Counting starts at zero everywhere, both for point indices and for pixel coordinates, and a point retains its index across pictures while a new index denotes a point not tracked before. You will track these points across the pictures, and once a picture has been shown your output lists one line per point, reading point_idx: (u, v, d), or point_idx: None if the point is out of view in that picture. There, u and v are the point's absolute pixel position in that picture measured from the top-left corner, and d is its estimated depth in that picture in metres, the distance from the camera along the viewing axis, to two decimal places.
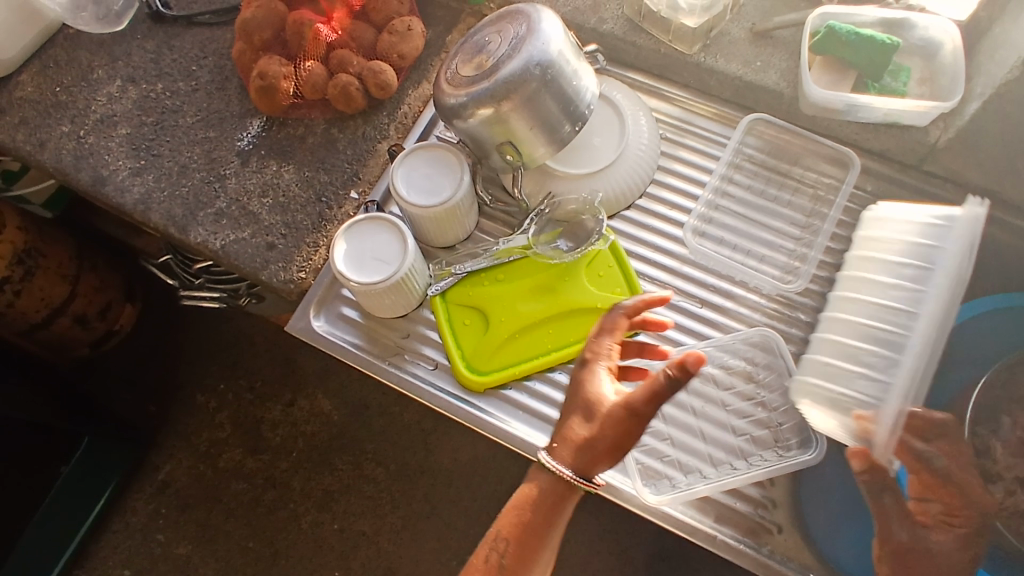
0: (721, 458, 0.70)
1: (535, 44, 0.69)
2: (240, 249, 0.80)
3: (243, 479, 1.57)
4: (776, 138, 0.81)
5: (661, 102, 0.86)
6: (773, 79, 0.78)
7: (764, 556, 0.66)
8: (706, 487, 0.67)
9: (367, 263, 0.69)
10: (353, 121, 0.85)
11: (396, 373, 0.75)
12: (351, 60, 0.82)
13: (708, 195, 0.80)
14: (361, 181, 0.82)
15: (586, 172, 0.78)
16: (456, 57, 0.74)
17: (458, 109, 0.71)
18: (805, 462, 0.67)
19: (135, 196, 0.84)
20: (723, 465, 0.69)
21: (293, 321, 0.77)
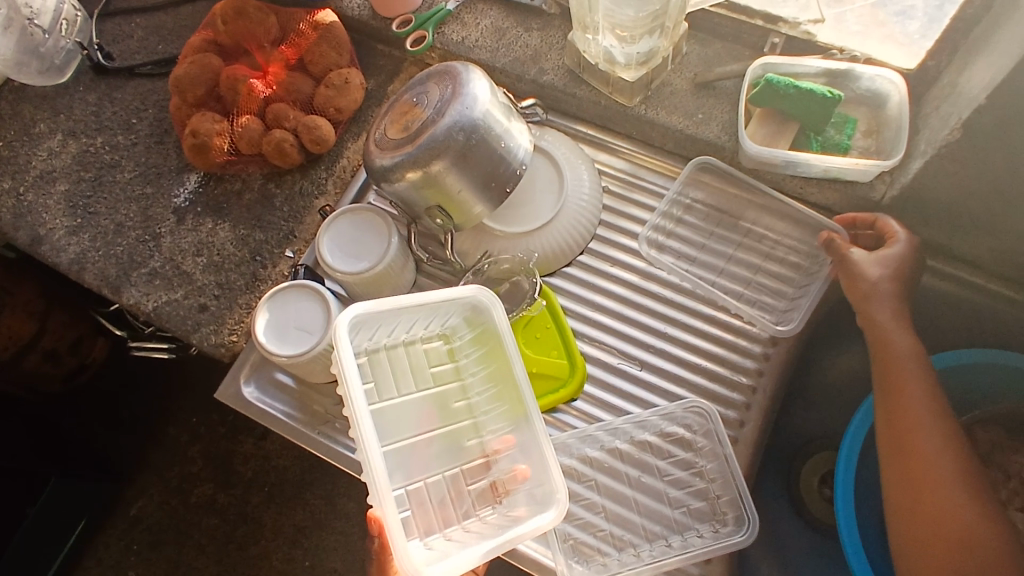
0: (657, 532, 0.70)
1: (460, 107, 0.67)
2: (172, 311, 0.78)
3: (215, 515, 1.57)
4: (724, 191, 0.79)
5: (605, 152, 0.84)
6: (714, 132, 0.76)
7: None
8: (644, 568, 0.68)
9: (290, 333, 0.67)
10: (291, 176, 0.83)
11: (328, 443, 0.74)
12: (287, 115, 0.80)
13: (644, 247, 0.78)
14: (297, 239, 0.81)
15: (524, 230, 0.76)
16: (386, 117, 0.72)
17: (383, 172, 0.69)
18: (739, 545, 0.68)
19: (71, 255, 0.82)
20: (659, 541, 0.70)
21: (223, 387, 0.76)
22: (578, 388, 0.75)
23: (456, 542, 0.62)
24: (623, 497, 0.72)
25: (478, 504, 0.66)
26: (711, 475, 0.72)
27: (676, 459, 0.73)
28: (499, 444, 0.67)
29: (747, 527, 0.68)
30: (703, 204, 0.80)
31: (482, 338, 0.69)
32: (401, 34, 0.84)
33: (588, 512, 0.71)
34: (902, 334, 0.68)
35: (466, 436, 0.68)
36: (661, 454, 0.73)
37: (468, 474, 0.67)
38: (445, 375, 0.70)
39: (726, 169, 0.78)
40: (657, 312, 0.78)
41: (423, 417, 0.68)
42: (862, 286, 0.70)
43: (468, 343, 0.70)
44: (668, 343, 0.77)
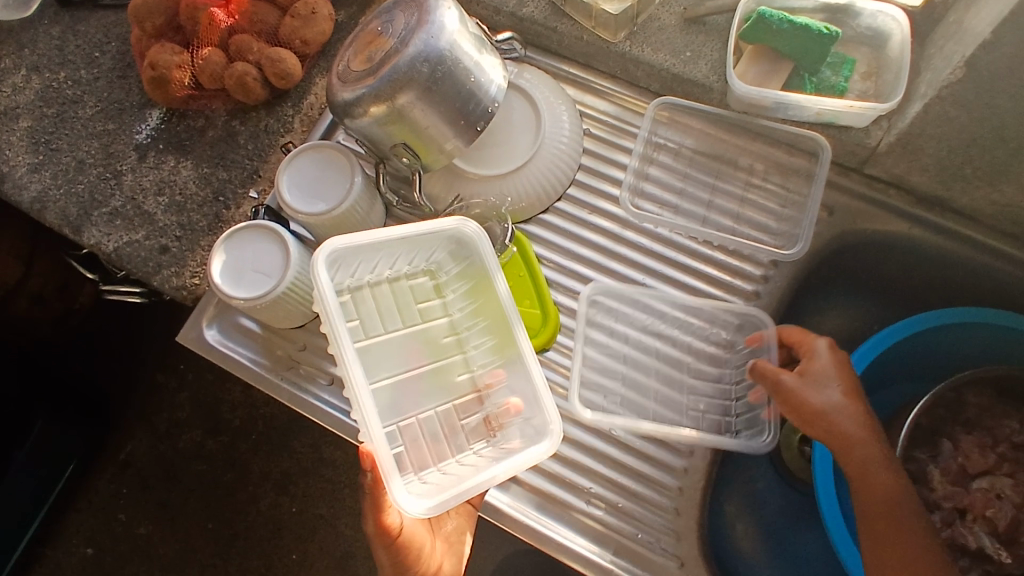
0: (629, 487, 0.68)
1: (425, 37, 0.62)
2: (133, 252, 0.75)
3: (204, 461, 1.58)
4: (711, 135, 0.75)
5: (588, 93, 0.79)
6: (702, 71, 0.71)
7: None
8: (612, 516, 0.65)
9: (246, 274, 0.64)
10: (256, 113, 0.79)
11: (291, 390, 0.71)
12: (250, 47, 0.76)
13: (627, 193, 0.74)
14: (262, 178, 0.77)
15: (499, 173, 0.72)
16: (350, 48, 0.68)
17: (345, 106, 0.65)
18: (769, 446, 0.68)
19: (31, 193, 0.79)
20: (629, 495, 0.68)
21: (184, 330, 0.73)
22: (551, 338, 0.72)
23: (452, 474, 0.60)
24: (595, 451, 0.69)
25: (473, 440, 0.64)
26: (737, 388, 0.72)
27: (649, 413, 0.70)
28: (489, 378, 0.65)
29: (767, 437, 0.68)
30: (689, 148, 0.76)
31: (467, 270, 0.66)
32: None
33: (556, 464, 0.69)
34: (838, 389, 0.62)
35: (456, 371, 0.66)
36: (636, 407, 0.70)
37: (460, 409, 0.65)
38: (433, 311, 0.67)
39: (714, 112, 0.73)
40: (642, 265, 0.75)
41: (412, 353, 0.65)
42: (809, 411, 0.61)
43: (455, 278, 0.67)
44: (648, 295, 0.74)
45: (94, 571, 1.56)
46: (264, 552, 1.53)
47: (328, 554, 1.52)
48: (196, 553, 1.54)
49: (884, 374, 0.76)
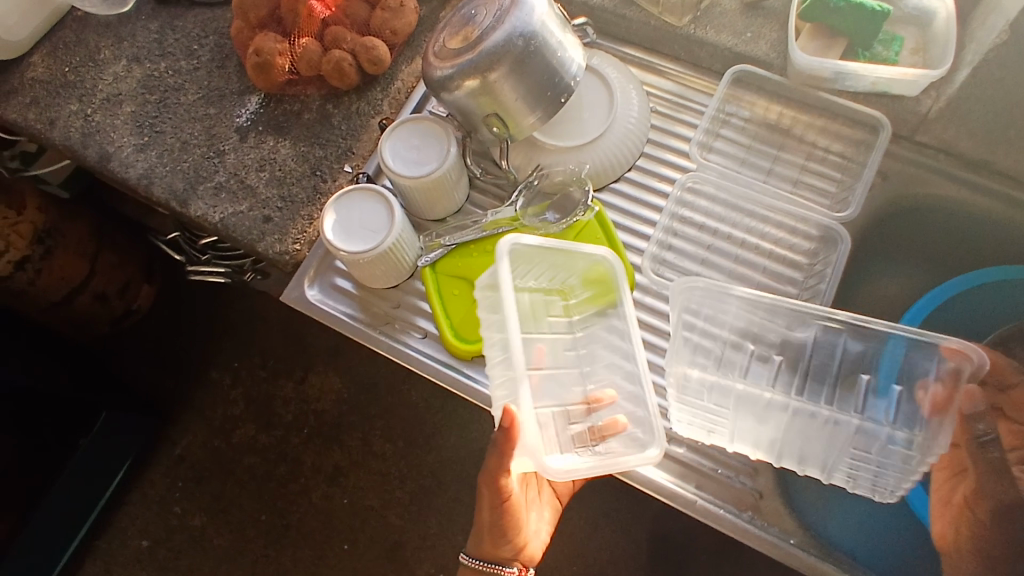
0: None
1: (519, 15, 0.69)
2: (238, 222, 0.82)
3: (257, 454, 1.64)
4: (770, 110, 0.81)
5: (653, 75, 0.85)
6: (763, 49, 0.78)
7: (743, 522, 0.69)
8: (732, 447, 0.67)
9: (354, 231, 0.71)
10: (348, 97, 0.86)
11: (387, 342, 0.78)
12: (344, 37, 0.84)
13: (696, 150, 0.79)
14: (355, 155, 0.84)
15: (576, 143, 0.78)
16: (444, 32, 0.75)
17: (444, 78, 0.72)
18: (805, 339, 0.71)
19: (138, 170, 0.86)
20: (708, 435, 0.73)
21: (287, 291, 0.81)
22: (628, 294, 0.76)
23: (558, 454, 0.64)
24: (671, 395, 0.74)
25: (576, 444, 0.67)
26: (803, 299, 0.75)
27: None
28: (601, 394, 0.69)
29: None
30: (751, 122, 0.81)
31: (597, 291, 0.72)
32: None
33: None
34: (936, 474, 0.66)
35: (571, 382, 0.70)
36: None
37: (570, 415, 0.68)
38: (560, 328, 0.72)
39: (776, 80, 0.79)
40: (706, 226, 0.78)
41: (541, 354, 0.69)
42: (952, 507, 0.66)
43: (582, 301, 0.73)
44: (718, 255, 0.78)
45: (149, 563, 1.60)
46: (316, 542, 1.58)
47: (378, 545, 1.56)
48: (250, 544, 1.59)
49: (938, 332, 0.81)
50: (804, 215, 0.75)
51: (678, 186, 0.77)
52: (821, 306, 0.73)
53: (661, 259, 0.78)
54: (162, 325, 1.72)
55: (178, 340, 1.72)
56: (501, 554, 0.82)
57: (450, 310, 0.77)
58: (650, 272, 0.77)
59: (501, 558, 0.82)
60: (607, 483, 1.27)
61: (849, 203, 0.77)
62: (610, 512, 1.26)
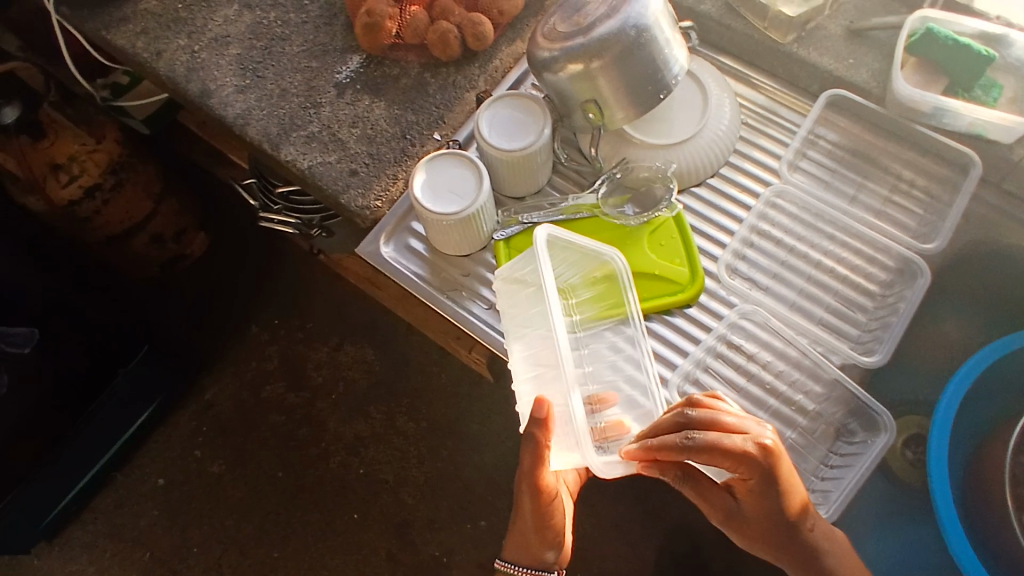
0: None
1: (634, 7, 0.70)
2: (325, 171, 0.85)
3: (283, 412, 1.67)
4: (858, 136, 0.81)
5: (748, 87, 0.86)
6: (863, 76, 0.80)
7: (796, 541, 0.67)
8: None
9: (440, 191, 0.73)
10: (446, 69, 0.89)
11: (453, 307, 0.80)
12: (453, 11, 0.86)
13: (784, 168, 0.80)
14: (446, 125, 0.86)
15: (665, 142, 0.79)
16: (554, 16, 0.76)
17: (551, 58, 0.73)
18: (874, 363, 0.71)
19: (236, 110, 0.89)
20: None
21: (363, 244, 0.82)
22: (696, 295, 0.76)
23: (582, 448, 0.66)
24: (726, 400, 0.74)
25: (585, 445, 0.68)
26: (871, 328, 0.75)
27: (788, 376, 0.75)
28: (603, 395, 0.71)
29: (881, 351, 0.73)
30: (839, 146, 0.82)
31: (597, 289, 0.75)
32: None
33: None
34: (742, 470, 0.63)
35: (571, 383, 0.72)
36: (770, 370, 0.75)
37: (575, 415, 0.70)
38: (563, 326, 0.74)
39: (873, 109, 0.80)
40: (783, 242, 0.79)
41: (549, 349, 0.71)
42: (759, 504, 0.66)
43: (584, 301, 0.75)
44: (791, 272, 0.78)
45: (162, 502, 1.63)
46: (326, 508, 1.59)
47: (388, 520, 1.57)
48: (263, 499, 1.61)
49: (994, 381, 0.81)
50: (884, 247, 0.76)
51: (763, 199, 0.79)
52: (891, 336, 0.73)
53: (734, 267, 0.78)
54: (210, 272, 1.78)
55: (223, 290, 1.76)
56: (542, 559, 0.80)
57: None
58: (727, 280, 0.77)
59: (545, 562, 0.81)
60: (625, 493, 1.27)
61: (932, 239, 0.77)
62: (623, 523, 1.26)
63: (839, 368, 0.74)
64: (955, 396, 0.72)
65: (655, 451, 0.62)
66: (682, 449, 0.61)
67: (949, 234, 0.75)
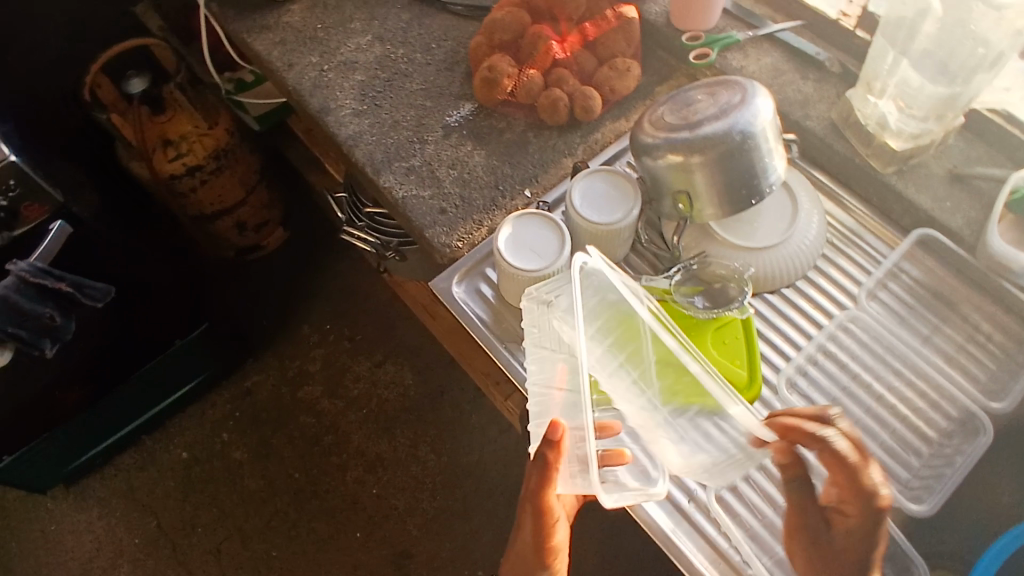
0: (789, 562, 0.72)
1: (744, 114, 0.73)
2: (417, 205, 0.89)
3: (314, 416, 1.71)
4: (941, 279, 0.81)
5: (838, 207, 0.87)
6: (957, 222, 0.80)
7: None
8: None
9: (521, 252, 0.76)
10: (549, 131, 0.93)
11: (507, 356, 0.82)
12: (567, 80, 0.91)
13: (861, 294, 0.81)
14: (538, 184, 0.90)
15: (748, 245, 0.81)
16: (664, 106, 0.79)
17: (654, 144, 0.76)
18: (919, 513, 0.70)
19: (349, 131, 0.95)
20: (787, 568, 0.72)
21: (437, 279, 0.86)
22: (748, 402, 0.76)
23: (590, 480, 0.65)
24: (760, 515, 0.75)
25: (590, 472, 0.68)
26: (923, 475, 0.74)
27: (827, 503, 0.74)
28: (610, 423, 0.72)
29: (928, 502, 0.71)
30: (920, 284, 0.82)
31: (622, 334, 0.70)
32: (689, 45, 0.93)
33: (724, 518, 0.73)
34: (851, 485, 0.64)
35: None
36: None
37: None
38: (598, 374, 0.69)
39: (961, 256, 0.80)
40: (847, 367, 0.78)
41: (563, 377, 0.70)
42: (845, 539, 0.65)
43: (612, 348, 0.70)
44: (851, 399, 0.77)
45: (181, 476, 1.67)
46: (333, 520, 1.61)
47: (389, 546, 1.57)
48: (275, 496, 1.64)
49: None
50: (947, 393, 0.75)
51: (836, 321, 0.80)
52: (940, 486, 0.72)
53: (793, 381, 0.78)
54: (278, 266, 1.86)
55: (287, 286, 1.84)
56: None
57: None
58: (784, 393, 0.77)
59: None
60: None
61: (1002, 399, 0.76)
62: None
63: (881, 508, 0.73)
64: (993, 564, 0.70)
65: (794, 431, 0.64)
66: (812, 436, 0.64)
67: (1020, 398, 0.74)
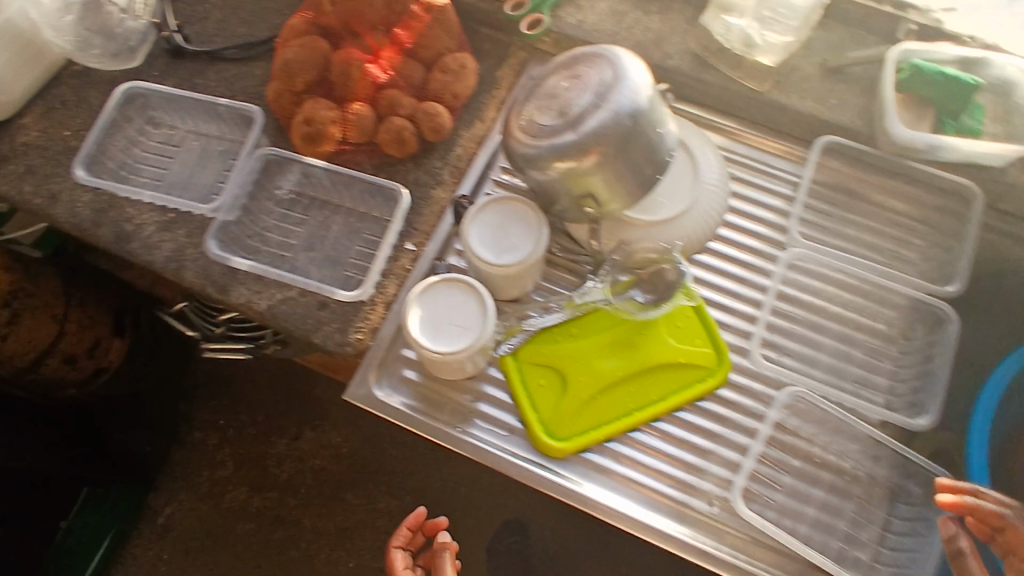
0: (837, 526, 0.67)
1: (624, 93, 0.64)
2: (290, 309, 0.72)
3: (251, 519, 1.33)
4: (840, 172, 0.79)
5: (722, 137, 0.82)
6: (848, 117, 0.76)
7: None
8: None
9: (442, 329, 0.64)
10: (402, 167, 0.78)
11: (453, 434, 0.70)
12: (402, 102, 0.76)
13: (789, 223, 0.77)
14: (416, 232, 0.75)
15: (665, 217, 0.74)
16: (528, 104, 0.69)
17: (537, 157, 0.65)
18: (928, 426, 0.68)
19: (166, 253, 0.75)
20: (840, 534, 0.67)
21: (352, 389, 0.72)
22: (723, 378, 0.71)
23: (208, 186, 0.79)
24: (793, 489, 0.68)
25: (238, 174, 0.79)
26: (903, 379, 0.72)
27: (850, 451, 0.70)
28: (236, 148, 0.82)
29: (928, 412, 0.69)
30: (827, 188, 0.79)
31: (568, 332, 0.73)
32: (515, 17, 0.82)
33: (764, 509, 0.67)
34: None
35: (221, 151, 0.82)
36: (825, 461, 0.69)
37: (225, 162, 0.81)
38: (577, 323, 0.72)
39: (862, 150, 0.77)
40: (801, 302, 0.75)
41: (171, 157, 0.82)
42: None
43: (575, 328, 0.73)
44: (814, 331, 0.74)
45: None
46: None
47: None
48: None
49: None
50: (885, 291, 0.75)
51: (782, 262, 0.75)
52: (930, 387, 0.71)
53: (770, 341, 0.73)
54: None
55: None
56: None
57: (544, 408, 0.70)
58: (757, 356, 0.72)
59: None
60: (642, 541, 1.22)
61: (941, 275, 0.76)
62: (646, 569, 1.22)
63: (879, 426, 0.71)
64: (995, 399, 0.69)
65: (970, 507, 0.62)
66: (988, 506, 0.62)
67: (962, 274, 0.74)
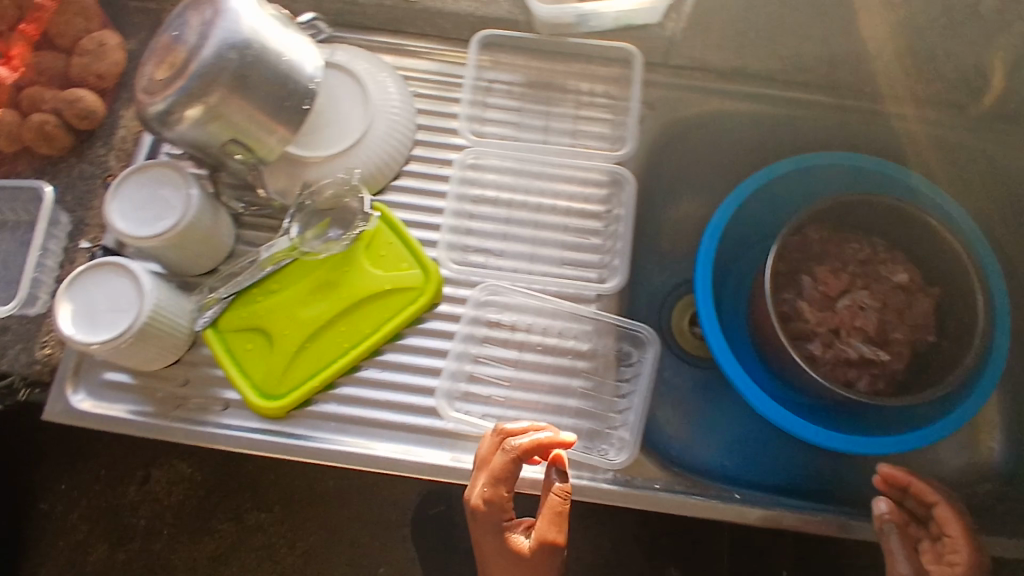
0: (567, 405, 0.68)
1: (224, 24, 0.60)
2: None
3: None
4: (514, 63, 0.79)
5: (400, 56, 0.80)
6: (504, 8, 0.77)
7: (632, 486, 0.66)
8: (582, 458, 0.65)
9: (98, 318, 0.63)
10: (64, 162, 0.74)
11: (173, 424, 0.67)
12: (43, 96, 0.72)
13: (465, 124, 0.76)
14: (90, 227, 0.73)
15: (338, 148, 0.71)
16: (149, 63, 0.64)
17: (160, 114, 0.61)
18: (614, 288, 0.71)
19: None
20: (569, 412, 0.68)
21: (49, 407, 0.68)
22: (434, 297, 0.70)
23: None
24: (519, 382, 0.69)
25: None
26: (604, 251, 0.73)
27: (568, 328, 0.70)
28: None
29: (613, 275, 0.72)
30: (515, 83, 0.78)
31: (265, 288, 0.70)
32: None
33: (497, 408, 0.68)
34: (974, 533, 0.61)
35: None
36: (548, 347, 0.70)
37: None
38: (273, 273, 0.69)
39: (524, 38, 0.78)
40: (497, 200, 0.75)
41: None
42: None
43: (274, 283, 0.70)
44: (511, 224, 0.74)
45: None
46: None
47: None
48: None
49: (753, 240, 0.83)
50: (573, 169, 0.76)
51: (457, 166, 0.75)
52: (623, 250, 0.73)
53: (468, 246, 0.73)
54: None
55: None
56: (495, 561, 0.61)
57: (255, 371, 0.68)
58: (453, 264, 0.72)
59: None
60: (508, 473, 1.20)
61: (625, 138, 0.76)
62: None
63: (593, 300, 0.72)
64: (706, 258, 0.74)
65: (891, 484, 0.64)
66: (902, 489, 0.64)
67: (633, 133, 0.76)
